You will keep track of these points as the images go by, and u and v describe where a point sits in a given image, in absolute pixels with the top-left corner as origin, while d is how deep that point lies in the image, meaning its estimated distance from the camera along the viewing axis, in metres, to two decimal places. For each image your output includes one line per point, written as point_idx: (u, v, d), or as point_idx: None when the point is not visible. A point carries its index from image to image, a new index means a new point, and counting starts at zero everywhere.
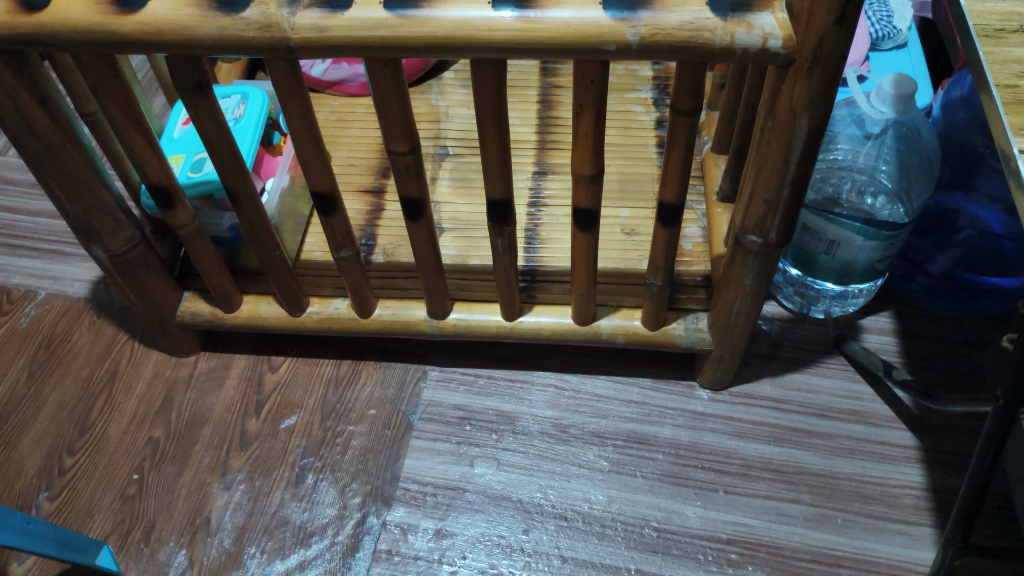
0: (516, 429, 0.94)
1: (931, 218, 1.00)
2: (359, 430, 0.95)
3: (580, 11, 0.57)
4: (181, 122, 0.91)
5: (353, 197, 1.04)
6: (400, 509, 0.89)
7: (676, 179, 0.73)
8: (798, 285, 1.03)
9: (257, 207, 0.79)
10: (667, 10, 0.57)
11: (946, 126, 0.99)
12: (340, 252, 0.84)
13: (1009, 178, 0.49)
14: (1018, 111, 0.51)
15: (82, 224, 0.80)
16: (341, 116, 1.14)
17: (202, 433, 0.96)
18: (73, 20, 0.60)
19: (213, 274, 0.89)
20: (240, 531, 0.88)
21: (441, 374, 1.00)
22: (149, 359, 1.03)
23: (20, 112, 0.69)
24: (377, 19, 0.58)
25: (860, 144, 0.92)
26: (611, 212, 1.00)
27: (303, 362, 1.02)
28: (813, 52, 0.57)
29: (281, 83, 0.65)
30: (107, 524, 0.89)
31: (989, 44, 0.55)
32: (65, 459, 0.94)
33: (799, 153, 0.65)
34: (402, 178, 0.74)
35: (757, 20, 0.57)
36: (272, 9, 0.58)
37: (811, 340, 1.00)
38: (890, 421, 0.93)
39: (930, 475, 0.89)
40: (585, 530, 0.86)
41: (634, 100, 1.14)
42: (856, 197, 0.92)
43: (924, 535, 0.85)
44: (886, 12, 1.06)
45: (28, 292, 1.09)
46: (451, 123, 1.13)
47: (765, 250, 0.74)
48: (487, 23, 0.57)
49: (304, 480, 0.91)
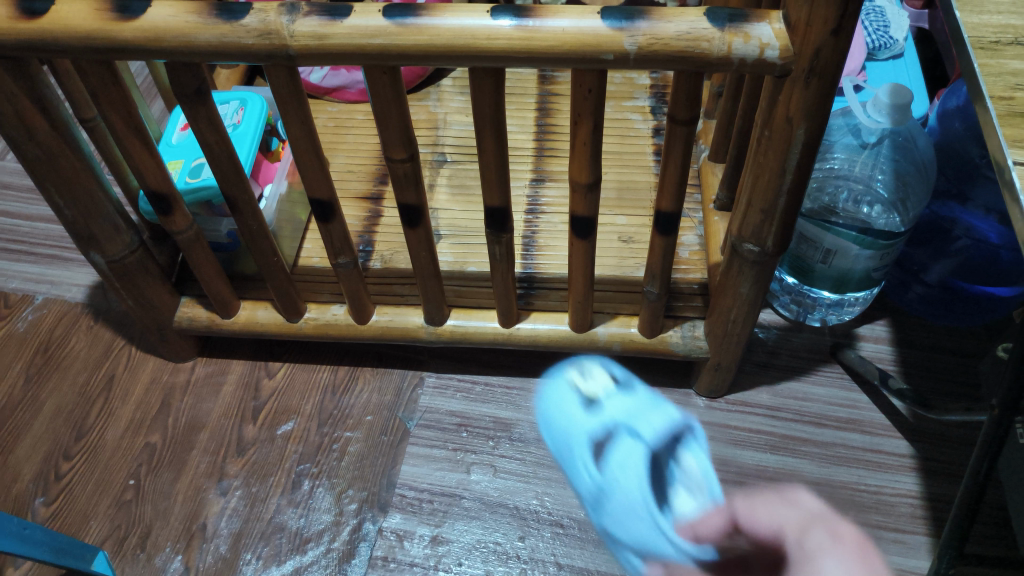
0: (512, 436, 0.94)
1: (927, 228, 1.00)
2: (357, 435, 0.95)
3: (579, 20, 0.58)
4: (180, 127, 0.92)
5: (351, 203, 1.04)
6: (396, 515, 0.89)
7: (671, 188, 0.74)
8: (794, 293, 1.03)
9: (254, 213, 0.79)
10: (664, 20, 0.58)
11: (942, 136, 0.99)
12: (338, 258, 0.84)
13: (1002, 190, 0.49)
14: (1013, 123, 0.51)
15: (81, 230, 0.81)
16: (339, 123, 1.15)
17: (199, 437, 0.96)
18: (74, 27, 0.60)
19: (212, 280, 0.89)
20: (236, 538, 0.88)
21: (438, 380, 1.00)
22: (147, 364, 1.03)
23: (20, 116, 0.69)
24: (376, 27, 0.58)
25: (856, 153, 0.92)
26: (608, 219, 1.01)
27: (300, 368, 1.02)
28: (810, 62, 0.58)
29: (281, 90, 0.65)
30: (104, 529, 0.89)
31: (984, 56, 0.55)
32: (62, 464, 0.94)
33: (796, 162, 0.65)
34: (401, 185, 0.74)
35: (754, 30, 0.58)
36: (272, 17, 0.59)
37: (808, 348, 1.01)
38: (887, 430, 0.93)
39: (927, 484, 0.89)
40: (581, 537, 0.86)
41: (631, 108, 1.14)
42: (852, 205, 0.93)
43: (919, 544, 0.85)
44: (883, 22, 1.07)
45: (26, 296, 1.09)
46: (450, 130, 1.13)
47: (762, 259, 0.75)
48: (486, 32, 0.58)
49: (301, 486, 0.91)
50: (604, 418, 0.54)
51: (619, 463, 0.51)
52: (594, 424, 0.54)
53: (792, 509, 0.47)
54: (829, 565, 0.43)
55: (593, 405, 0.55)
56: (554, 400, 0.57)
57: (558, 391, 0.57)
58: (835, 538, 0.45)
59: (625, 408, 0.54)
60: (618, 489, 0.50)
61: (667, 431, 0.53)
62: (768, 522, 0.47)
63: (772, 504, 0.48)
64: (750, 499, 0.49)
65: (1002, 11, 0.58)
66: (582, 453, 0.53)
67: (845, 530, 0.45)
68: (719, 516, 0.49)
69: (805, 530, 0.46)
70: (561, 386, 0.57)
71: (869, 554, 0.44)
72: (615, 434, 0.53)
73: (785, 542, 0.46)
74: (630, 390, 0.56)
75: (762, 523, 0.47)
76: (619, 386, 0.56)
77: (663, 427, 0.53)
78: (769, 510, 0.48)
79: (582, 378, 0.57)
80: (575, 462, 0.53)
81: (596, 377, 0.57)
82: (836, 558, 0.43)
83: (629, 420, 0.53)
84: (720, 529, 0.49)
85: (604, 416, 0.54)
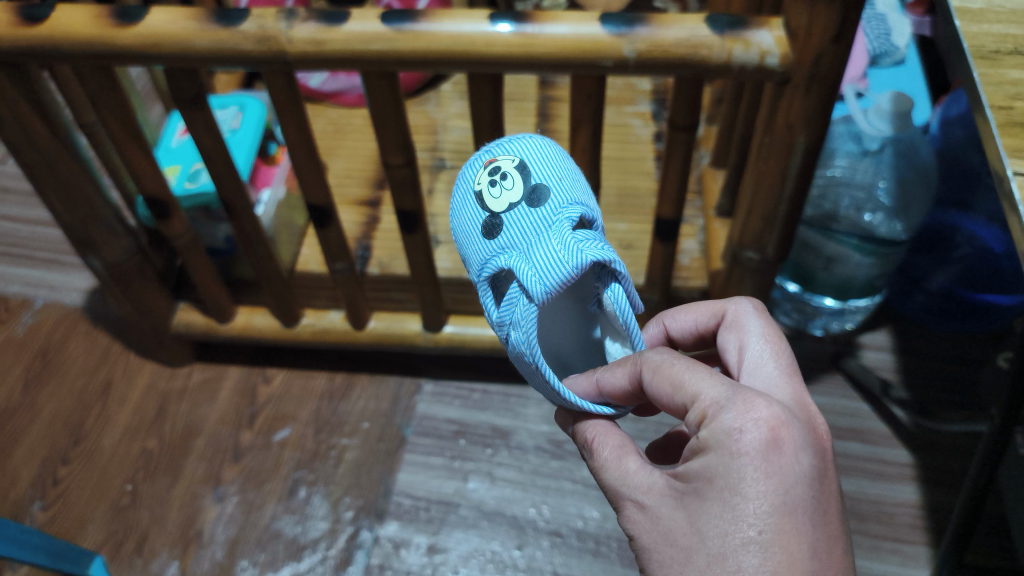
0: (511, 444, 0.94)
1: (932, 235, 0.98)
2: (353, 443, 0.94)
3: (578, 26, 0.56)
4: (179, 132, 0.92)
5: (349, 208, 1.04)
6: (393, 524, 0.88)
7: (672, 195, 0.73)
8: (795, 301, 1.01)
9: (252, 220, 0.79)
10: (664, 26, 0.56)
11: (944, 143, 0.97)
12: (335, 264, 0.83)
13: (1002, 200, 0.48)
14: (1013, 133, 0.50)
15: (79, 234, 0.80)
16: (338, 127, 1.15)
17: (196, 443, 0.95)
18: (72, 33, 0.59)
19: (208, 285, 0.89)
20: (232, 544, 0.87)
21: (436, 387, 0.99)
22: (144, 370, 1.02)
23: (19, 122, 0.68)
24: (375, 32, 0.57)
25: (858, 160, 0.89)
26: (608, 225, 1.00)
27: (297, 375, 1.01)
28: (811, 69, 0.57)
29: (279, 96, 0.65)
30: (100, 535, 0.89)
31: (984, 66, 0.54)
32: (59, 468, 0.93)
33: (797, 168, 0.64)
34: (398, 191, 0.73)
35: (755, 37, 0.56)
36: (269, 22, 0.58)
37: (810, 357, 1.00)
38: (887, 440, 0.92)
39: (928, 494, 0.88)
40: (579, 547, 0.85)
41: (633, 113, 1.14)
42: (854, 212, 0.89)
43: (919, 554, 0.84)
44: (885, 29, 1.06)
45: (25, 300, 1.09)
46: (449, 134, 1.13)
47: (763, 266, 0.75)
48: (485, 38, 0.57)
49: (297, 493, 0.91)
50: (503, 245, 0.50)
51: (509, 301, 0.49)
52: (493, 250, 0.51)
53: (704, 387, 0.41)
54: (714, 460, 0.39)
55: (492, 229, 0.51)
56: (464, 218, 0.54)
57: (465, 197, 0.54)
58: (740, 429, 0.39)
59: (523, 235, 0.50)
60: (511, 333, 0.48)
61: (564, 276, 0.46)
62: (669, 397, 0.42)
63: (679, 374, 0.42)
64: (658, 362, 0.43)
65: (1002, 20, 0.58)
66: (484, 288, 0.51)
67: (756, 415, 0.39)
68: (623, 375, 0.45)
69: (713, 416, 0.40)
70: (469, 202, 0.54)
71: (775, 458, 0.39)
72: (506, 266, 0.49)
73: (686, 415, 0.42)
74: (534, 210, 0.50)
75: (666, 394, 0.42)
76: (523, 203, 0.51)
77: (557, 269, 0.46)
78: (672, 379, 0.42)
79: (488, 190, 0.52)
80: (480, 291, 0.51)
81: (501, 196, 0.52)
82: (736, 462, 0.39)
83: (526, 251, 0.49)
84: (626, 388, 0.45)
85: (502, 243, 0.50)
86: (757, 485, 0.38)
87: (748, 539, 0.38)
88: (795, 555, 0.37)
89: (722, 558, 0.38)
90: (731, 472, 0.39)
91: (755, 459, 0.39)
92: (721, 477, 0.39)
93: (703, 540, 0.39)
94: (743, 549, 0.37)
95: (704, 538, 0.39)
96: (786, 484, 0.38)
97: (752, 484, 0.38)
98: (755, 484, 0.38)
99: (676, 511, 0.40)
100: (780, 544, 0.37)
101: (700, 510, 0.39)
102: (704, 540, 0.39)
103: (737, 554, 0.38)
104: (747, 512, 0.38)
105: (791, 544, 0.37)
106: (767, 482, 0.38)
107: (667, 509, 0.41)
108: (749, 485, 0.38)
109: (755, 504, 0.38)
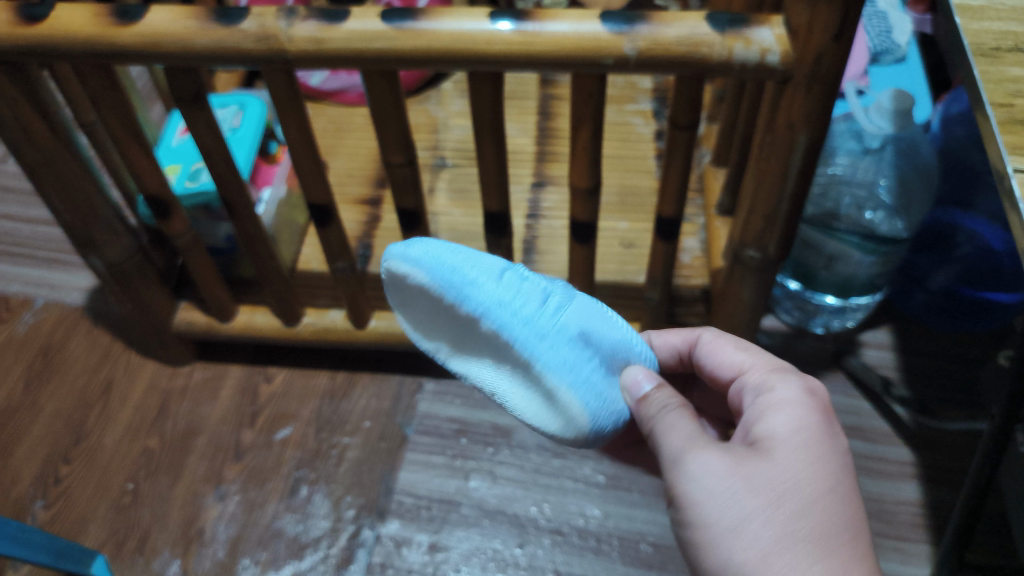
0: (512, 442, 0.94)
1: (932, 233, 0.97)
2: (354, 442, 0.94)
3: (578, 25, 0.56)
4: (179, 131, 0.92)
5: (350, 207, 1.04)
6: (394, 522, 0.88)
7: (673, 193, 0.73)
8: (797, 299, 1.01)
9: (253, 219, 0.79)
10: (665, 24, 0.56)
11: (945, 142, 0.97)
12: (336, 262, 0.83)
13: (1003, 199, 0.48)
14: (1013, 131, 0.49)
15: (80, 234, 0.80)
16: (339, 125, 1.15)
17: (197, 442, 0.95)
18: (71, 31, 0.59)
19: (210, 284, 0.89)
20: (234, 543, 0.87)
21: (438, 387, 0.99)
22: (146, 368, 1.02)
23: (19, 122, 0.68)
24: (375, 31, 0.57)
25: (859, 159, 0.88)
26: (610, 223, 1.00)
27: (298, 374, 1.01)
28: (812, 67, 0.57)
29: (279, 96, 0.65)
30: (102, 534, 0.89)
31: (985, 64, 0.54)
32: (61, 468, 0.93)
33: (798, 167, 0.64)
34: (399, 190, 0.73)
35: (755, 35, 0.56)
36: (270, 20, 0.58)
37: (811, 356, 1.00)
38: (888, 437, 0.93)
39: (928, 492, 0.88)
40: (580, 546, 0.85)
41: (634, 112, 1.14)
42: (855, 211, 0.89)
43: (919, 552, 0.84)
44: (885, 27, 1.06)
45: (26, 300, 1.09)
46: (449, 133, 1.13)
47: (763, 265, 0.75)
48: (486, 36, 0.57)
49: (298, 492, 0.91)
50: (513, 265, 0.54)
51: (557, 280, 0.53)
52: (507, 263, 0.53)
53: (763, 360, 0.52)
54: (783, 419, 0.46)
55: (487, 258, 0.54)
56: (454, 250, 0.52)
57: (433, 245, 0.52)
58: (803, 391, 0.48)
59: None
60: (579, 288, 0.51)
61: None
62: (728, 357, 0.53)
63: (739, 346, 0.54)
64: (717, 335, 0.55)
65: (1003, 17, 0.58)
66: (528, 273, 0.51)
67: (814, 386, 0.49)
68: (679, 337, 0.58)
69: (779, 381, 0.49)
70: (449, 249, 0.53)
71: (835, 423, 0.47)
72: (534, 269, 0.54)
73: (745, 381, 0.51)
74: None
75: (721, 355, 0.54)
76: None
77: None
78: (731, 346, 0.54)
79: None
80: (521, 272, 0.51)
81: None
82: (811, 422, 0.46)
83: None
84: (676, 347, 0.58)
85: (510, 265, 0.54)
86: (824, 442, 0.45)
87: (826, 489, 0.44)
88: (860, 508, 0.44)
89: (803, 509, 0.43)
90: (798, 431, 0.46)
91: (822, 420, 0.47)
92: (796, 434, 0.46)
93: (784, 492, 0.44)
94: (821, 499, 0.43)
95: (784, 490, 0.44)
96: (845, 445, 0.46)
97: (823, 440, 0.46)
98: (822, 443, 0.45)
99: (747, 469, 0.45)
100: (849, 496, 0.44)
101: (777, 467, 0.44)
102: (782, 493, 0.44)
103: (815, 506, 0.43)
104: (821, 465, 0.45)
105: (856, 501, 0.44)
106: (833, 441, 0.46)
107: (739, 467, 0.45)
108: (821, 443, 0.45)
109: (827, 459, 0.45)
